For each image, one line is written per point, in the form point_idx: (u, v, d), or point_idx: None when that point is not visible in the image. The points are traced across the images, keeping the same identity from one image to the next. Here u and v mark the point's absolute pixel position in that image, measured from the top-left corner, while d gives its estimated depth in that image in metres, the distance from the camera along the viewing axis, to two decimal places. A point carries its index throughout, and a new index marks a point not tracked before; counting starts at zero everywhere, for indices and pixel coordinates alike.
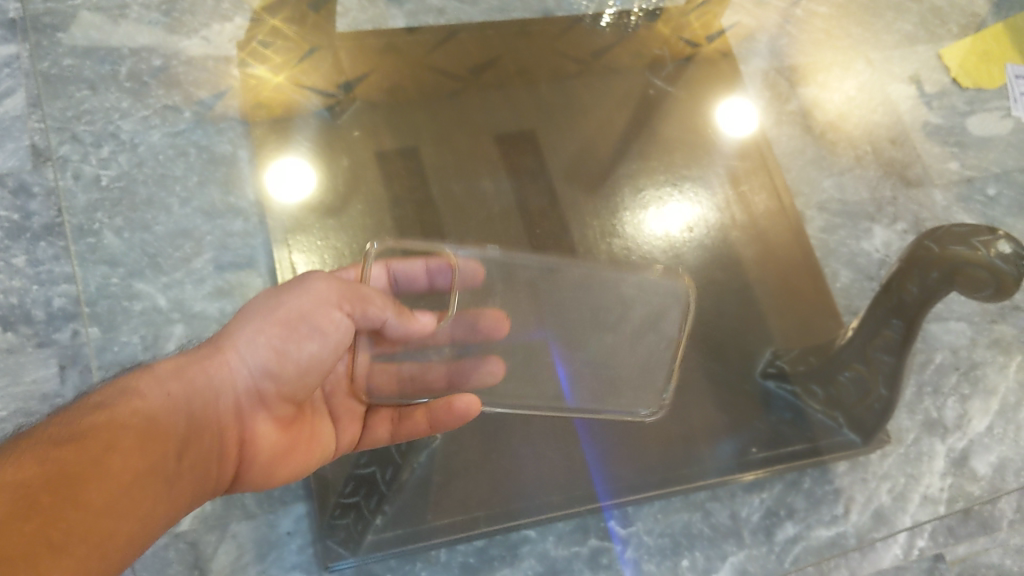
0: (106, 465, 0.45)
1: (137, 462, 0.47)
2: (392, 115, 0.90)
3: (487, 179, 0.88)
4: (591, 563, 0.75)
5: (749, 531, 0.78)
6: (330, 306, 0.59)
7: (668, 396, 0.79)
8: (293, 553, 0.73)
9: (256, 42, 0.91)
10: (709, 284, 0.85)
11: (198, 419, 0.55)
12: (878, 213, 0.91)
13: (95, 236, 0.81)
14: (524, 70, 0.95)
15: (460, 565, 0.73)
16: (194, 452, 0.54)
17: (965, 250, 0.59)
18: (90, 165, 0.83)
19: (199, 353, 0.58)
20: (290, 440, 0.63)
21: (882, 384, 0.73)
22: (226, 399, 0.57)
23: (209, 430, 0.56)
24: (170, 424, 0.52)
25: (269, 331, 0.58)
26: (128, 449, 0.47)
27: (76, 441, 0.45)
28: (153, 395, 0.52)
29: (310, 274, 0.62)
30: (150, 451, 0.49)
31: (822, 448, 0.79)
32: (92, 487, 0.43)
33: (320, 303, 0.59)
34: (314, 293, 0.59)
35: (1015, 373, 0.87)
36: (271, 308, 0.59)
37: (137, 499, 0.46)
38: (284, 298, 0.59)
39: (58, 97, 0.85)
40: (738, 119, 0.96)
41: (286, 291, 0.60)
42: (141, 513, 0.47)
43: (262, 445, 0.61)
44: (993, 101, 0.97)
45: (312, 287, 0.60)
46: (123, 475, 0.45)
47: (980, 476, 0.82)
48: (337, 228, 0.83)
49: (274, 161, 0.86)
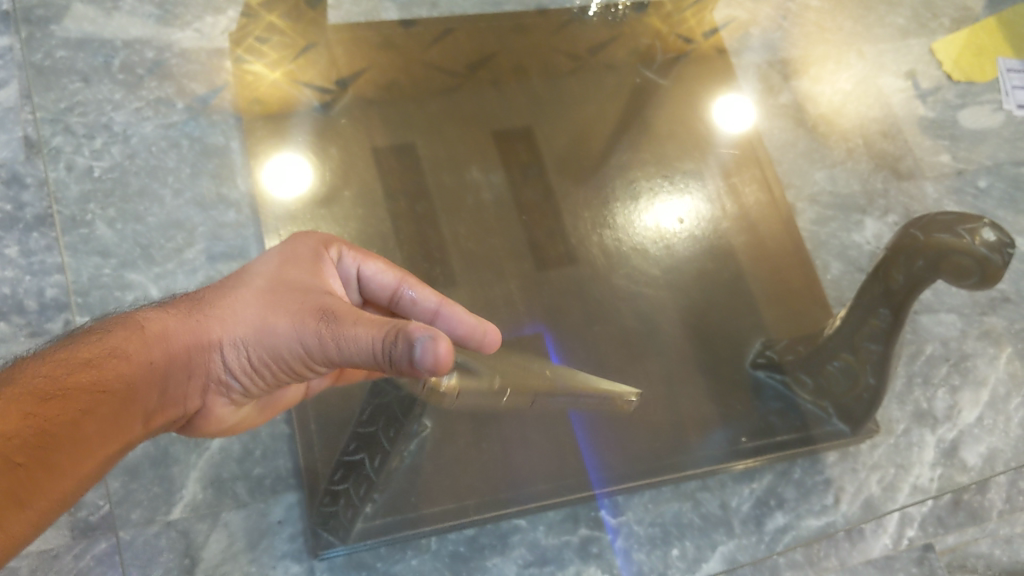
0: (80, 429, 0.46)
1: (106, 431, 0.48)
2: (386, 106, 0.90)
3: (477, 169, 0.88)
4: (581, 551, 0.76)
5: (738, 521, 0.79)
6: (309, 360, 0.55)
7: (658, 384, 0.79)
8: (284, 541, 0.73)
9: (255, 38, 0.91)
10: (699, 276, 0.85)
11: (171, 389, 0.56)
12: (869, 206, 0.92)
13: (88, 227, 0.80)
14: (520, 63, 0.95)
15: (450, 553, 0.75)
16: (166, 409, 0.56)
17: (948, 237, 0.60)
18: (83, 156, 0.83)
19: (191, 320, 0.56)
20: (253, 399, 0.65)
21: (870, 374, 0.75)
22: (200, 374, 0.58)
23: (172, 401, 0.57)
24: (148, 391, 0.52)
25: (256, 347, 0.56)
26: (103, 417, 0.48)
27: (58, 397, 0.46)
28: (135, 361, 0.51)
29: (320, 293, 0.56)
30: (121, 421, 0.49)
31: (813, 437, 0.80)
32: (59, 453, 0.44)
33: (301, 354, 0.55)
34: (304, 347, 0.55)
35: (1005, 364, 0.87)
36: (264, 324, 0.56)
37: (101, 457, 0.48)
38: (279, 321, 0.55)
39: (51, 89, 0.85)
40: (733, 117, 0.95)
41: (286, 308, 0.56)
42: (96, 475, 0.48)
43: (222, 411, 0.63)
44: (984, 94, 0.97)
45: (302, 336, 0.54)
46: (95, 435, 0.46)
47: (969, 466, 0.83)
48: (329, 217, 0.82)
49: (270, 156, 0.85)
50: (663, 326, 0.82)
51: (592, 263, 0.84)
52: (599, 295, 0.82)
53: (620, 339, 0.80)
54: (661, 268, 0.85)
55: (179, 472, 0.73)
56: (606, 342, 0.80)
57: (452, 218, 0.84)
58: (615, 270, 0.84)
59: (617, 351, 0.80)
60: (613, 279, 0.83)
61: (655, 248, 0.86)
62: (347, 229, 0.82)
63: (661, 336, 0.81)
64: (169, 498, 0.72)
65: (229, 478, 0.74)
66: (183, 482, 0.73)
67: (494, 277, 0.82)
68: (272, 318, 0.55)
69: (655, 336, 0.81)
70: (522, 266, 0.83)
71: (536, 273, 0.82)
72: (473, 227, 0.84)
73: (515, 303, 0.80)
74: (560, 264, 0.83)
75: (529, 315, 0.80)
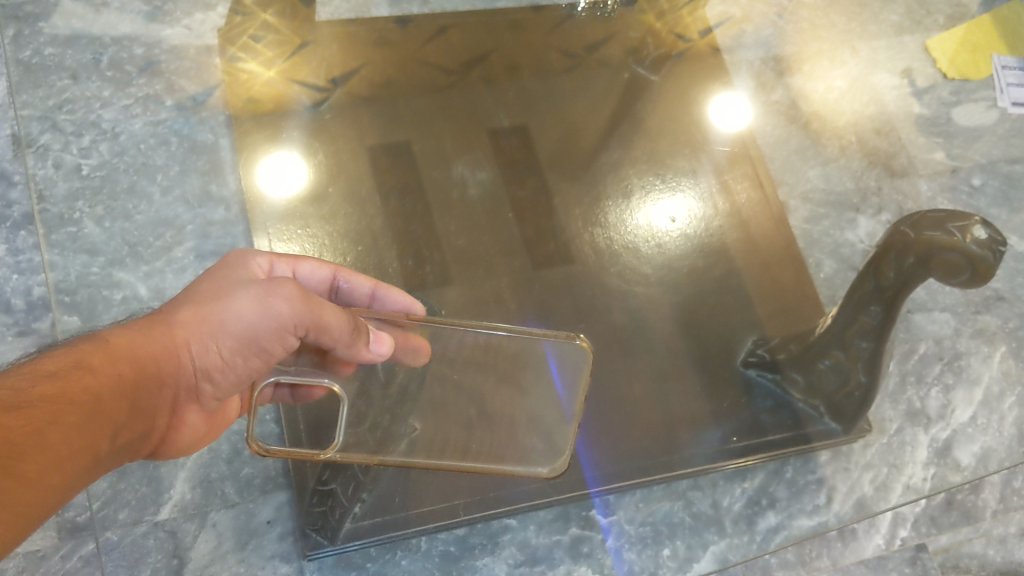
0: (42, 439, 0.44)
1: (77, 439, 0.46)
2: (376, 102, 0.89)
3: (463, 165, 0.88)
4: (571, 551, 0.76)
5: (729, 521, 0.78)
6: (284, 330, 0.56)
7: (650, 382, 0.79)
8: (272, 542, 0.73)
9: (251, 37, 0.90)
10: (693, 273, 0.85)
11: (139, 407, 0.52)
12: (863, 204, 0.91)
13: (76, 225, 0.79)
14: (513, 61, 0.95)
15: (440, 553, 0.74)
16: (134, 426, 0.52)
17: (940, 235, 0.59)
18: (71, 154, 0.82)
19: (142, 334, 0.53)
20: (209, 416, 0.63)
21: (861, 372, 0.73)
22: (166, 392, 0.55)
23: (144, 418, 0.53)
24: (117, 407, 0.49)
25: (223, 347, 0.55)
26: (70, 427, 0.46)
27: (25, 405, 0.44)
28: (103, 374, 0.49)
29: (271, 279, 0.57)
30: (94, 428, 0.47)
31: (810, 435, 0.80)
32: (32, 459, 0.43)
33: (273, 325, 0.56)
34: (270, 316, 0.55)
35: (998, 363, 0.87)
36: (225, 316, 0.55)
37: (75, 470, 0.46)
38: (237, 305, 0.55)
39: (39, 85, 0.84)
40: (729, 114, 0.95)
41: (238, 294, 0.56)
42: (74, 482, 0.47)
43: (190, 423, 0.61)
44: (978, 91, 0.97)
45: (271, 308, 0.55)
46: (73, 442, 0.45)
47: (963, 466, 0.82)
48: (319, 215, 0.83)
49: (263, 158, 0.85)
50: (655, 324, 0.82)
51: (583, 261, 0.84)
52: (591, 291, 0.82)
53: (611, 337, 0.81)
54: (652, 265, 0.84)
55: (167, 471, 0.73)
56: (597, 341, 0.80)
57: (440, 216, 0.84)
58: (606, 267, 0.84)
59: (609, 349, 0.80)
60: (605, 277, 0.83)
61: (647, 246, 0.86)
62: (335, 226, 0.82)
63: (651, 334, 0.81)
64: (157, 498, 0.72)
65: (217, 478, 0.74)
66: (171, 481, 0.73)
67: (485, 274, 0.82)
68: (227, 304, 0.55)
69: (646, 333, 0.81)
70: (514, 264, 0.83)
71: (527, 271, 0.83)
72: (462, 224, 0.84)
73: (504, 300, 0.81)
74: (551, 263, 0.83)
75: (521, 316, 0.80)
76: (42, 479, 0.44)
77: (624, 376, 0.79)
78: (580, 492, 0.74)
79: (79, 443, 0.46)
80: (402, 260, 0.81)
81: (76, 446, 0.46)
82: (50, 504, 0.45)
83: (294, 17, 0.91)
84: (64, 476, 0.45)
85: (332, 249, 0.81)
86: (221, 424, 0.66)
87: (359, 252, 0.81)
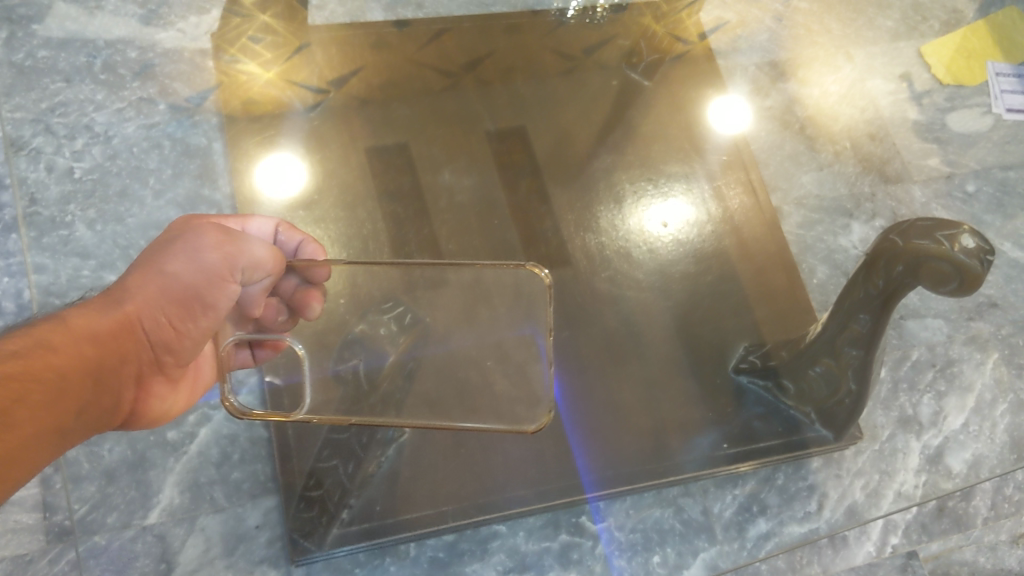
0: (11, 415, 0.45)
1: (46, 413, 0.48)
2: (369, 106, 0.89)
3: (449, 171, 0.87)
4: (561, 558, 0.76)
5: (720, 527, 0.79)
6: (224, 280, 0.59)
7: (640, 389, 0.79)
8: (260, 547, 0.72)
9: (248, 38, 0.89)
10: (683, 278, 0.85)
11: (103, 384, 0.53)
12: (856, 210, 0.91)
13: (67, 228, 0.80)
14: (507, 66, 0.94)
15: (429, 560, 0.75)
16: (99, 402, 0.53)
17: (928, 243, 0.59)
18: (63, 157, 0.82)
19: (95, 311, 0.53)
20: (179, 382, 0.64)
21: (850, 379, 0.73)
22: (130, 365, 0.55)
23: (110, 391, 0.54)
24: (81, 384, 0.50)
25: (175, 310, 0.56)
26: (35, 403, 0.47)
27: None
28: (65, 352, 0.49)
29: (202, 233, 0.59)
30: (59, 404, 0.48)
31: (807, 441, 0.80)
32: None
33: (215, 277, 0.58)
34: (204, 267, 0.57)
35: (990, 370, 0.87)
36: (170, 277, 0.56)
37: (42, 444, 0.48)
38: (173, 264, 0.56)
39: (31, 88, 0.84)
40: (728, 116, 0.95)
41: (173, 251, 0.57)
42: (39, 453, 0.48)
43: (159, 395, 0.61)
44: (973, 97, 0.97)
45: (203, 260, 0.57)
46: (38, 417, 0.47)
47: (955, 473, 0.82)
48: (309, 219, 0.83)
49: (262, 159, 0.85)
50: (647, 330, 0.82)
51: (574, 266, 0.84)
52: (581, 297, 0.82)
53: (601, 342, 0.81)
54: (644, 271, 0.84)
55: (157, 475, 0.73)
56: (587, 346, 0.80)
57: (431, 221, 0.84)
58: (597, 272, 0.84)
59: (599, 355, 0.80)
60: (595, 282, 0.83)
61: (638, 250, 0.86)
62: (325, 230, 0.82)
63: (641, 338, 0.81)
64: (146, 502, 0.72)
65: (206, 482, 0.73)
66: (160, 486, 0.73)
67: None
68: (165, 262, 0.56)
69: (635, 338, 0.81)
70: None
71: None
72: (454, 228, 0.84)
73: None
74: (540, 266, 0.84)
75: None
76: (4, 455, 0.45)
77: (614, 381, 0.79)
78: (573, 497, 0.75)
79: (42, 418, 0.47)
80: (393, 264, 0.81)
81: (39, 422, 0.47)
82: (14, 475, 0.47)
83: (294, 20, 0.90)
84: (30, 449, 0.47)
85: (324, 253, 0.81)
86: (194, 392, 0.67)
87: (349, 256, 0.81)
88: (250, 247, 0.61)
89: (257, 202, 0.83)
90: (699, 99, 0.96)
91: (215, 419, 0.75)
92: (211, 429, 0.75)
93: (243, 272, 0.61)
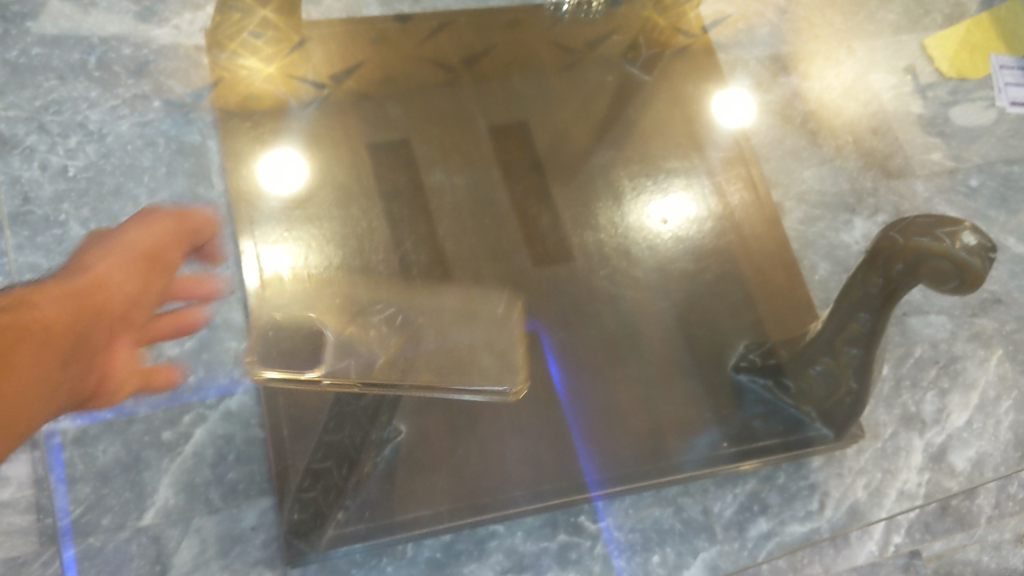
0: (14, 358, 0.50)
1: (41, 360, 0.52)
2: (361, 104, 0.87)
3: (440, 170, 0.86)
4: (559, 558, 0.76)
5: (720, 527, 0.79)
6: (176, 244, 0.65)
7: (640, 388, 0.78)
8: (256, 548, 0.73)
9: (249, 33, 0.88)
10: (683, 275, 0.84)
11: (85, 344, 0.57)
12: (858, 205, 0.90)
13: (61, 227, 0.80)
14: (503, 62, 0.93)
15: (427, 560, 0.75)
16: (85, 358, 0.57)
17: (928, 241, 0.59)
18: (57, 156, 0.82)
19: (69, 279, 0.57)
20: (145, 356, 0.68)
21: (851, 379, 0.73)
22: (112, 326, 0.60)
23: (91, 350, 0.58)
24: (83, 337, 0.56)
25: (151, 274, 0.63)
26: (30, 350, 0.51)
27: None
28: (49, 308, 0.54)
29: (148, 215, 0.66)
30: (52, 350, 0.53)
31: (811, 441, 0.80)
32: (9, 380, 0.49)
33: (162, 240, 0.64)
34: (159, 231, 0.64)
35: (995, 366, 0.86)
36: (121, 241, 0.62)
37: (38, 392, 0.51)
38: (124, 230, 0.62)
39: (25, 86, 0.83)
40: (732, 110, 0.94)
41: (122, 227, 0.62)
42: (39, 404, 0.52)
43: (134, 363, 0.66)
44: (977, 90, 0.96)
45: (155, 225, 0.65)
46: (44, 362, 0.52)
47: (958, 471, 0.82)
48: (306, 218, 0.80)
49: (259, 159, 0.82)
50: (645, 329, 0.80)
51: (571, 263, 0.83)
52: (578, 294, 0.81)
53: (600, 340, 0.79)
54: (643, 269, 0.83)
55: (151, 476, 0.72)
56: (585, 346, 0.78)
57: (428, 219, 0.83)
58: (595, 270, 0.82)
59: (598, 353, 0.78)
60: (594, 278, 0.82)
61: (638, 247, 0.85)
62: (320, 229, 0.79)
63: (641, 336, 0.80)
64: (141, 503, 0.71)
65: (202, 483, 0.74)
66: (154, 487, 0.72)
67: (473, 278, 0.80)
68: (123, 230, 0.62)
69: (635, 335, 0.80)
70: (501, 268, 0.81)
71: (514, 273, 0.81)
72: (450, 225, 0.83)
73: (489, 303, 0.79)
74: (537, 264, 0.82)
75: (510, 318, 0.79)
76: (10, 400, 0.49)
77: (614, 381, 0.78)
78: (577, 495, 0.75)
79: (42, 360, 0.52)
80: (388, 262, 0.79)
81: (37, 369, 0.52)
82: (24, 423, 0.51)
83: (290, 16, 0.88)
84: (37, 395, 0.51)
85: (318, 252, 0.78)
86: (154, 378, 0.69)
87: (345, 255, 0.78)
88: (181, 218, 0.67)
89: (256, 200, 0.80)
90: (704, 93, 0.95)
91: (209, 419, 0.75)
92: (206, 429, 0.75)
93: (185, 237, 0.67)
